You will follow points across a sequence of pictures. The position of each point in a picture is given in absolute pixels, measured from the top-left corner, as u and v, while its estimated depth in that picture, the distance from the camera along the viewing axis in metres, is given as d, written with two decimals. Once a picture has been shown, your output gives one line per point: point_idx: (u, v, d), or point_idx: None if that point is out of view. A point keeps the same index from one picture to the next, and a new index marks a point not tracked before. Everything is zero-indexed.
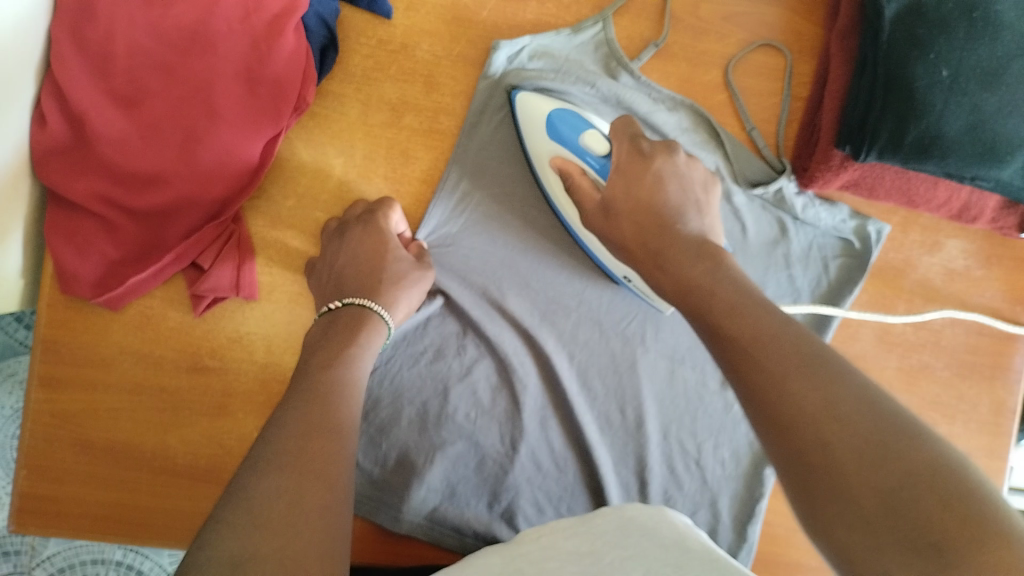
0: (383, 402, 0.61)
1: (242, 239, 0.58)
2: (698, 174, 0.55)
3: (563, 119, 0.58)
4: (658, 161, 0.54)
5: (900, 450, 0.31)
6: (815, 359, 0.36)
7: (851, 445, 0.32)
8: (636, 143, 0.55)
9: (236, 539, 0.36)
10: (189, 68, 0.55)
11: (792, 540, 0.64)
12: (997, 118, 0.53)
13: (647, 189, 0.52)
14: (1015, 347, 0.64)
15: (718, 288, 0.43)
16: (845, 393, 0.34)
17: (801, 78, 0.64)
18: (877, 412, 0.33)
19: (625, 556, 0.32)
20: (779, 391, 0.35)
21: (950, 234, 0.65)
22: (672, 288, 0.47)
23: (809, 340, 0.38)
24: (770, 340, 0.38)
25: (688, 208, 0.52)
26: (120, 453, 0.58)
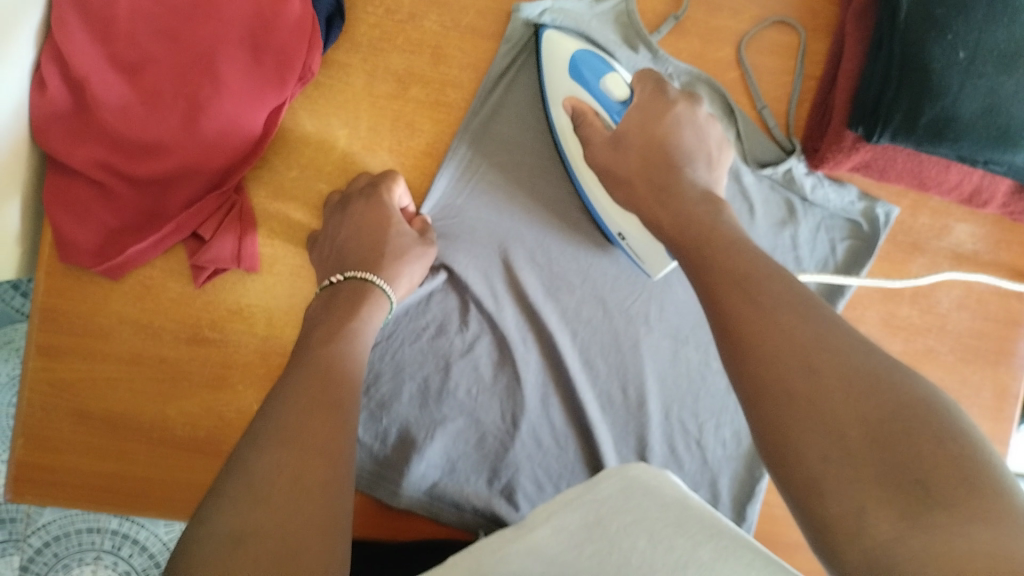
0: (383, 376, 0.60)
1: (244, 210, 0.58)
2: (715, 132, 0.56)
3: (587, 59, 0.57)
4: (679, 105, 0.56)
5: (891, 384, 0.32)
6: (803, 300, 0.37)
7: (845, 374, 0.33)
8: (660, 86, 0.57)
9: (236, 513, 0.36)
10: (193, 34, 0.54)
11: (790, 521, 0.64)
12: (1014, 100, 0.52)
13: (661, 126, 0.54)
14: (1018, 333, 0.65)
15: (719, 228, 0.44)
16: (837, 333, 0.35)
17: (814, 56, 0.63)
18: (868, 352, 0.34)
19: (629, 522, 0.34)
20: (768, 321, 0.36)
21: (960, 219, 0.64)
22: (670, 223, 0.48)
23: (798, 283, 0.38)
24: (766, 278, 0.38)
25: (698, 154, 0.54)
26: (117, 423, 0.58)
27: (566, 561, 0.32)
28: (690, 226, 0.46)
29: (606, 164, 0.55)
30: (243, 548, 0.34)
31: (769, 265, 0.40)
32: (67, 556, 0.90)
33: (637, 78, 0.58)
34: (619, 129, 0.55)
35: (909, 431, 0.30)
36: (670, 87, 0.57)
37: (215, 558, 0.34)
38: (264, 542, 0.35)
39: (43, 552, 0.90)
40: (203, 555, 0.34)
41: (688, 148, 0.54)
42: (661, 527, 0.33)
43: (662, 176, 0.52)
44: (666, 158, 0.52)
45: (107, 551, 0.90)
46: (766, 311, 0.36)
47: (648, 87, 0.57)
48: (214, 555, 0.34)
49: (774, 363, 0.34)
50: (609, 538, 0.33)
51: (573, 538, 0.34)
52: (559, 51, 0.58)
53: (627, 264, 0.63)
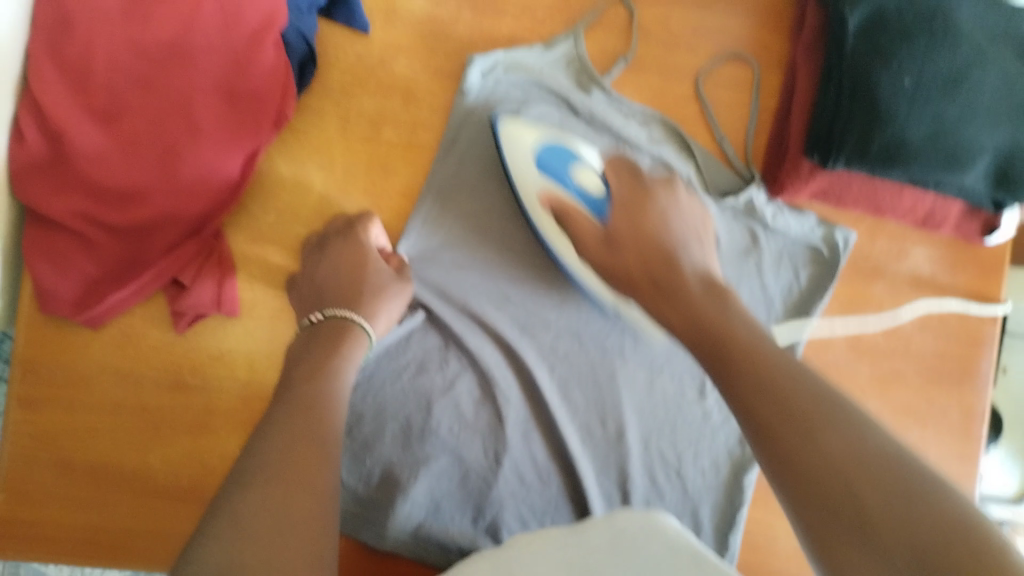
0: (365, 417, 0.61)
1: (223, 256, 0.59)
2: (699, 215, 0.56)
3: (555, 154, 0.58)
4: (660, 193, 0.55)
5: (911, 480, 0.33)
6: (834, 411, 0.37)
7: (868, 473, 0.33)
8: (634, 175, 0.57)
9: (225, 551, 0.36)
10: (168, 82, 0.55)
11: (772, 549, 0.65)
12: (960, 125, 0.56)
13: (650, 219, 0.53)
14: (982, 352, 0.67)
15: (734, 326, 0.44)
16: (877, 450, 0.35)
17: (768, 89, 0.66)
18: (889, 449, 0.35)
19: None
20: (809, 442, 0.36)
21: (915, 242, 0.67)
22: (682, 321, 0.47)
23: (816, 381, 0.39)
24: (783, 376, 0.40)
25: (692, 242, 0.53)
26: (98, 475, 0.57)
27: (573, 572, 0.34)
28: (703, 320, 0.45)
29: (602, 264, 0.53)
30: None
31: (788, 365, 0.41)
32: None
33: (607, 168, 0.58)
34: (608, 225, 0.54)
35: (926, 521, 0.31)
36: (642, 175, 0.57)
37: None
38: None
39: None
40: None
41: (680, 234, 0.53)
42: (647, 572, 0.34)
43: (664, 273, 0.50)
44: (662, 253, 0.51)
45: None
46: (805, 431, 0.36)
47: (622, 176, 0.57)
48: None
49: (818, 480, 0.34)
50: None
51: None
52: (522, 149, 0.59)
53: None
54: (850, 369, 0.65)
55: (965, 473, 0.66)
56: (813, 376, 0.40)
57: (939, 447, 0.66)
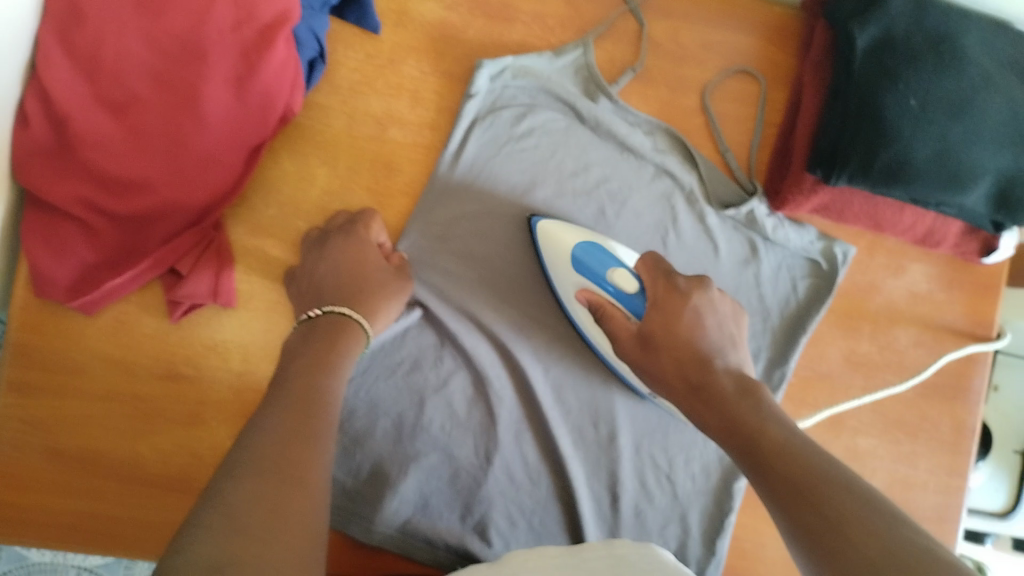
0: (358, 413, 0.60)
1: (222, 247, 0.59)
2: (731, 313, 0.56)
3: (590, 252, 0.59)
4: (695, 294, 0.55)
5: (898, 536, 0.34)
6: (868, 507, 0.36)
7: (859, 531, 0.35)
8: (669, 278, 0.57)
9: (215, 543, 0.36)
10: (178, 75, 0.54)
11: (759, 555, 0.65)
12: (963, 147, 0.55)
13: (684, 324, 0.54)
14: (975, 370, 0.67)
15: (766, 427, 0.44)
16: (902, 538, 0.34)
17: (774, 103, 0.66)
18: (883, 512, 0.36)
19: None
20: (838, 535, 0.35)
21: (914, 259, 0.67)
22: (717, 425, 0.47)
23: (823, 457, 0.41)
24: (791, 455, 0.41)
25: (726, 344, 0.54)
26: (87, 462, 0.57)
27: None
28: (736, 426, 0.46)
29: (639, 363, 0.55)
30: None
31: (796, 442, 0.43)
32: None
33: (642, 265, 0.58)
34: (644, 328, 0.55)
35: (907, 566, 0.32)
36: (676, 275, 0.57)
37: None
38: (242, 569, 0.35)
39: None
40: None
41: (716, 341, 0.53)
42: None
43: (697, 372, 0.51)
44: (696, 354, 0.52)
45: None
46: (834, 524, 0.36)
47: (657, 278, 0.57)
48: None
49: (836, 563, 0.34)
50: None
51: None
52: (558, 243, 0.60)
53: None
54: (843, 377, 0.66)
55: (952, 485, 0.66)
56: (853, 478, 0.39)
57: (928, 459, 0.66)
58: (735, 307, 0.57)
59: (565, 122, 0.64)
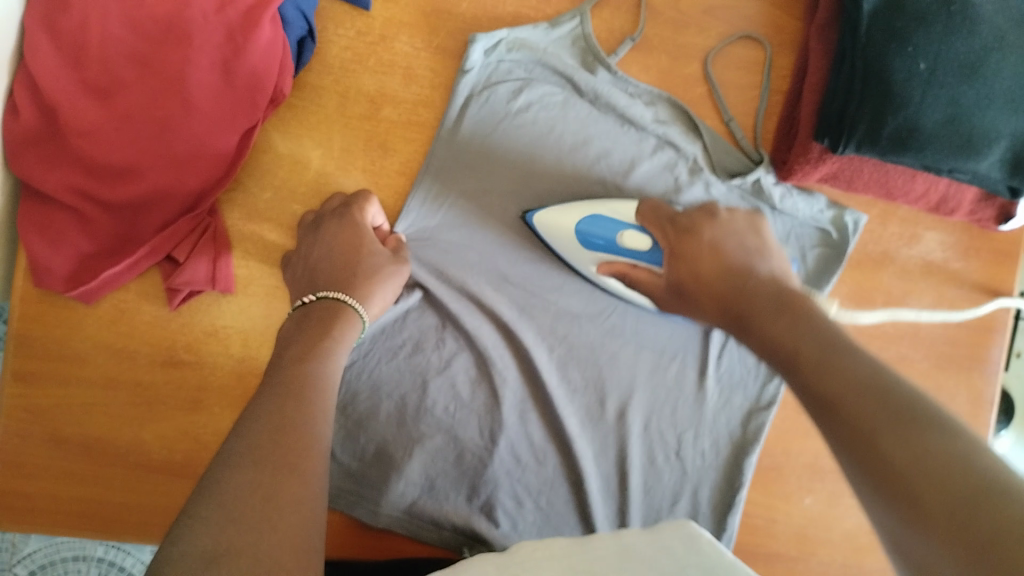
0: (361, 396, 0.60)
1: (218, 232, 0.58)
2: (752, 225, 0.56)
3: (594, 224, 0.59)
4: (706, 230, 0.55)
5: (932, 432, 0.33)
6: (899, 412, 0.35)
7: (895, 435, 0.34)
8: (675, 223, 0.56)
9: (208, 534, 0.35)
10: (163, 58, 0.54)
11: (770, 531, 0.64)
12: (976, 110, 0.53)
13: (708, 258, 0.53)
14: (993, 340, 0.65)
15: (801, 341, 0.43)
16: (932, 445, 0.32)
17: (780, 71, 0.64)
18: (915, 409, 0.35)
19: None
20: (873, 454, 0.34)
21: (928, 226, 0.65)
22: (757, 347, 0.47)
23: (858, 356, 0.40)
24: (824, 362, 0.41)
25: (753, 258, 0.52)
26: (94, 448, 0.58)
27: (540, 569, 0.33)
28: (775, 343, 0.45)
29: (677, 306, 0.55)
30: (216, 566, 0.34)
31: (833, 342, 0.42)
32: None
33: (643, 216, 0.58)
34: (673, 280, 0.55)
35: (942, 468, 0.31)
36: (680, 215, 0.57)
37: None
38: (239, 560, 0.35)
39: None
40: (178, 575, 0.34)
41: (744, 256, 0.52)
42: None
43: (731, 296, 0.50)
44: (726, 280, 0.51)
45: None
46: (868, 441, 0.35)
47: (663, 226, 0.56)
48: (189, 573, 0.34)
49: (880, 472, 0.34)
50: None
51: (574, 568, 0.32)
52: (562, 226, 0.60)
53: None
54: None
55: None
56: (888, 377, 0.38)
57: None
58: (750, 217, 0.56)
59: (563, 95, 0.62)
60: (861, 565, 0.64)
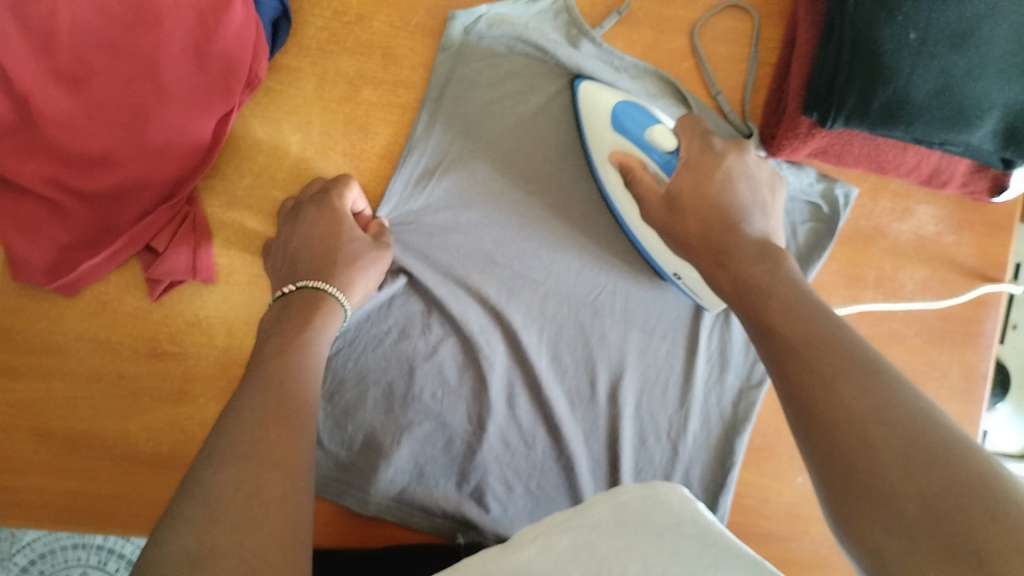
0: (347, 383, 0.60)
1: (198, 222, 0.57)
2: (766, 175, 0.54)
3: (629, 112, 0.55)
4: (729, 156, 0.53)
5: (903, 409, 0.33)
6: (863, 364, 0.36)
7: (864, 408, 0.34)
8: (705, 139, 0.54)
9: (193, 535, 0.34)
10: (135, 44, 0.53)
11: (764, 511, 0.64)
12: (967, 80, 0.52)
13: (713, 185, 0.51)
14: (986, 314, 0.64)
15: (774, 289, 0.42)
16: (897, 405, 0.33)
17: (768, 43, 0.62)
18: (882, 379, 0.35)
19: (621, 548, 0.31)
20: (832, 397, 0.35)
21: (920, 200, 0.64)
22: (729, 284, 0.47)
23: (826, 316, 0.39)
24: (791, 320, 0.40)
25: (755, 210, 0.51)
26: (80, 441, 0.57)
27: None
28: (750, 287, 0.44)
29: (665, 229, 0.53)
30: (200, 570, 0.32)
31: (800, 301, 0.41)
32: (55, 572, 0.90)
33: (680, 125, 0.55)
34: (671, 189, 0.52)
35: (918, 452, 0.31)
36: (714, 136, 0.54)
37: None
38: (224, 560, 0.33)
39: (30, 568, 0.90)
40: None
41: (744, 202, 0.51)
42: (658, 556, 0.30)
43: (719, 234, 0.49)
44: (721, 215, 0.50)
45: (94, 566, 0.90)
46: (827, 386, 0.35)
47: (692, 135, 0.54)
48: None
49: (847, 438, 0.33)
50: (596, 563, 0.30)
51: (560, 558, 0.31)
52: (598, 108, 0.57)
53: (585, 264, 0.63)
54: None
55: None
56: (850, 330, 0.38)
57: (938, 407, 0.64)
58: (772, 176, 0.54)
59: (546, 70, 0.62)
60: None
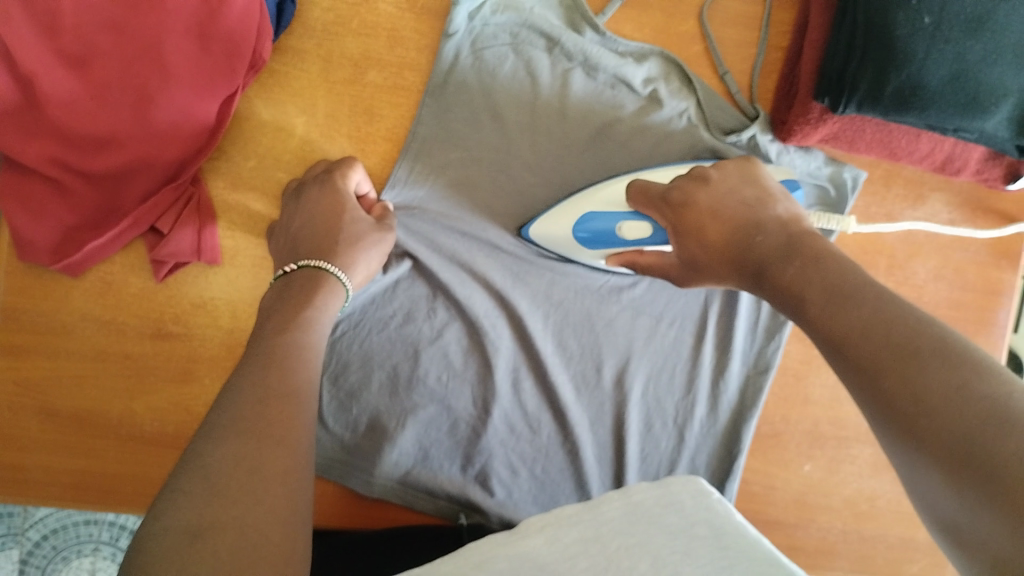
0: (352, 366, 0.60)
1: (202, 202, 0.57)
2: (740, 176, 0.53)
3: (590, 226, 0.57)
4: (702, 198, 0.52)
5: (936, 376, 0.32)
6: (906, 337, 0.35)
7: (906, 384, 0.33)
8: (666, 198, 0.53)
9: (193, 507, 0.34)
10: (139, 24, 0.53)
11: (769, 499, 0.63)
12: (982, 66, 0.50)
13: (713, 230, 0.51)
14: (999, 303, 0.64)
15: (809, 279, 0.42)
16: (933, 374, 0.32)
17: (780, 25, 0.61)
18: (914, 348, 0.34)
19: (632, 543, 0.32)
20: (877, 388, 0.35)
21: (934, 187, 0.63)
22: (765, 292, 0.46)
23: (866, 289, 0.39)
24: (827, 306, 0.40)
25: (758, 206, 0.50)
26: (84, 419, 0.57)
27: (557, 568, 0.31)
28: (785, 287, 0.44)
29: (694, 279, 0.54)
30: (199, 543, 0.32)
31: (843, 279, 0.41)
32: (66, 548, 0.91)
33: (634, 199, 0.56)
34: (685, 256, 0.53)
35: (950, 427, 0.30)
36: (670, 189, 0.53)
37: (169, 550, 0.32)
38: (224, 535, 0.33)
39: (43, 543, 0.91)
40: (160, 551, 0.32)
41: (749, 202, 0.51)
42: (668, 554, 0.31)
43: (747, 238, 0.49)
44: (742, 233, 0.49)
45: (105, 542, 0.91)
46: (872, 377, 0.35)
47: (656, 206, 0.54)
48: (172, 547, 0.32)
49: (898, 428, 0.33)
50: (607, 556, 0.31)
51: (568, 549, 0.32)
52: (558, 235, 0.59)
53: None
54: None
55: None
56: (898, 300, 0.38)
57: None
58: (740, 165, 0.53)
59: (550, 56, 0.60)
60: (862, 531, 0.63)
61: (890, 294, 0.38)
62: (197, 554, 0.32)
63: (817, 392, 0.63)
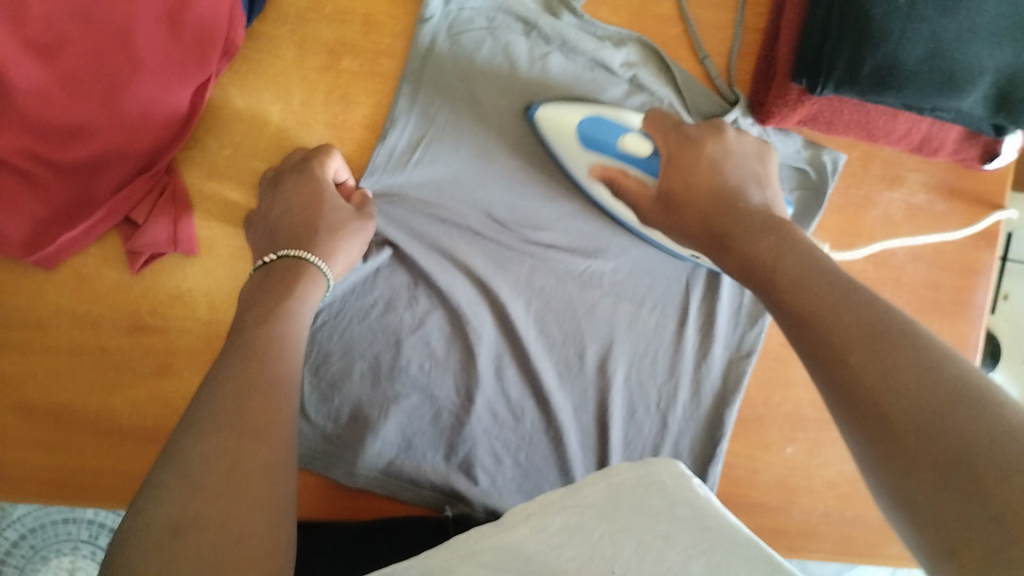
0: (333, 357, 0.59)
1: (178, 193, 0.57)
2: (747, 145, 0.53)
3: (597, 127, 0.56)
4: (708, 144, 0.52)
5: (906, 362, 0.32)
6: (877, 322, 0.35)
7: (873, 369, 0.33)
8: (681, 130, 0.54)
9: (173, 504, 0.33)
10: (108, 11, 0.51)
11: (753, 481, 0.64)
12: (957, 45, 0.51)
13: (702, 174, 0.51)
14: (976, 282, 0.64)
15: (780, 262, 0.42)
16: (903, 360, 0.32)
17: (756, 7, 0.61)
18: (885, 333, 0.34)
19: (616, 528, 0.31)
20: (843, 366, 0.34)
21: (911, 168, 0.63)
22: (737, 264, 0.46)
23: (836, 276, 0.39)
24: (794, 289, 0.39)
25: (748, 184, 0.51)
26: (62, 415, 0.56)
27: (545, 561, 0.31)
28: (756, 264, 0.43)
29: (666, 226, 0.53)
30: (181, 540, 0.32)
31: (811, 265, 0.40)
32: (45, 547, 0.90)
33: (650, 122, 0.55)
34: (665, 192, 0.52)
35: (918, 413, 0.30)
36: (687, 124, 0.54)
37: (156, 544, 0.32)
38: (204, 530, 0.33)
39: (20, 544, 0.90)
40: (143, 543, 0.32)
41: (738, 180, 0.51)
42: (648, 535, 0.31)
43: (719, 218, 0.48)
44: (717, 207, 0.49)
45: (85, 540, 0.90)
46: (838, 354, 0.35)
47: (666, 132, 0.54)
48: (155, 543, 0.32)
49: (861, 410, 0.33)
50: (592, 545, 0.31)
51: (553, 541, 0.31)
52: (565, 125, 0.58)
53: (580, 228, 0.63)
54: None
55: None
56: (864, 288, 0.38)
57: None
58: (758, 144, 0.54)
59: (528, 40, 0.59)
60: (844, 511, 0.64)
61: (856, 282, 0.38)
62: (177, 551, 0.32)
63: (798, 374, 0.63)
